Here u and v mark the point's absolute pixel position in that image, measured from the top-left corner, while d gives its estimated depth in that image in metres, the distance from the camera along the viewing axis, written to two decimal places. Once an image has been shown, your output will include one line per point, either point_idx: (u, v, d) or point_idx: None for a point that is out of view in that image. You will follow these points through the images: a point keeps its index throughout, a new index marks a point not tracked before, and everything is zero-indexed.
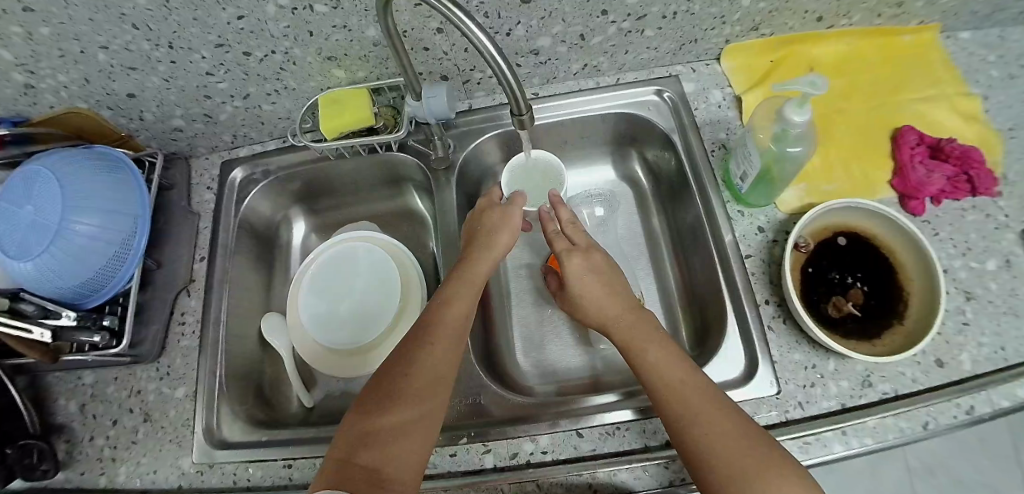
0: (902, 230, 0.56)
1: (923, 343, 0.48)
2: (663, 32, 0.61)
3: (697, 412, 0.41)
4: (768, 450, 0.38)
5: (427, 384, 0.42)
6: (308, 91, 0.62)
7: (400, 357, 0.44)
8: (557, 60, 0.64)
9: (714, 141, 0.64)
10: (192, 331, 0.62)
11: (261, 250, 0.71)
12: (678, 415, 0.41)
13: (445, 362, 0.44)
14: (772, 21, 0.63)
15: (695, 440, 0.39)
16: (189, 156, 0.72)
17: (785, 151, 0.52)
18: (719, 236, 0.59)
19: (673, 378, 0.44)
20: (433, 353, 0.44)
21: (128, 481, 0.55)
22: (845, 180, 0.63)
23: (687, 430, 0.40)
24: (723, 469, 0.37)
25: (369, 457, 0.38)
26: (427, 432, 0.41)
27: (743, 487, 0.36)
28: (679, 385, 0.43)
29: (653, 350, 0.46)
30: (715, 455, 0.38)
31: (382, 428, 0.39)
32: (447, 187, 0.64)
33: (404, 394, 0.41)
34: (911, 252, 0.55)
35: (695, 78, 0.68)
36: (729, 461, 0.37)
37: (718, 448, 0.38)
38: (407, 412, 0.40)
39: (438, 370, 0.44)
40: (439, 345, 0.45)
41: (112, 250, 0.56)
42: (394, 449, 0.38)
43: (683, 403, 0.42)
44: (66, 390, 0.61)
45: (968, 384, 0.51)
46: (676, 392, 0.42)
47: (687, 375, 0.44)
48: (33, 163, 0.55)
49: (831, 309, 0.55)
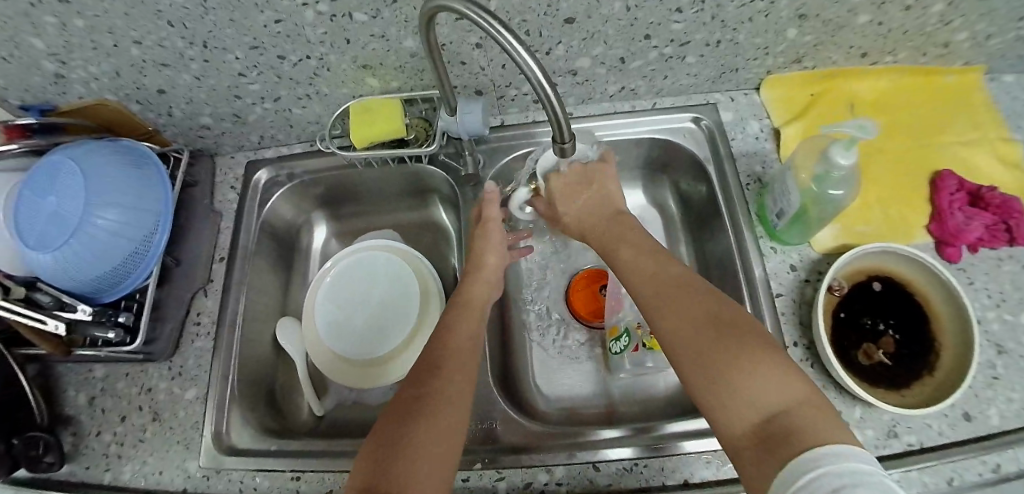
0: (946, 285, 0.54)
1: (954, 398, 0.47)
2: (705, 60, 0.60)
3: (676, 311, 0.39)
4: (756, 342, 0.34)
5: (447, 395, 0.41)
6: (339, 98, 0.61)
7: (414, 382, 0.43)
8: (595, 82, 0.62)
9: (750, 174, 0.62)
10: (207, 332, 0.61)
11: (280, 253, 0.70)
12: (661, 318, 0.40)
13: (460, 386, 0.43)
14: (815, 55, 0.62)
15: (673, 341, 0.38)
16: (215, 154, 0.71)
17: (825, 193, 0.51)
18: (750, 270, 0.58)
19: (656, 282, 0.43)
20: (449, 374, 0.43)
21: (132, 480, 0.55)
22: (882, 221, 0.61)
23: (666, 334, 0.39)
24: (700, 368, 0.35)
25: (396, 473, 0.35)
26: (446, 454, 0.38)
27: (719, 386, 0.33)
28: (660, 288, 0.42)
29: (627, 252, 0.48)
30: (692, 356, 0.36)
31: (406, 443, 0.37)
32: (474, 203, 0.62)
33: (416, 405, 0.40)
34: (951, 308, 0.53)
35: (733, 107, 0.67)
36: (704, 360, 0.35)
37: (693, 346, 0.36)
38: (429, 429, 0.38)
39: (450, 392, 0.42)
40: (453, 364, 0.44)
41: (132, 246, 0.55)
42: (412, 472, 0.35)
43: (662, 306, 0.40)
44: (77, 382, 0.61)
45: (996, 439, 0.49)
46: (660, 297, 0.41)
47: (670, 274, 0.43)
48: (56, 154, 0.55)
49: (862, 357, 0.54)
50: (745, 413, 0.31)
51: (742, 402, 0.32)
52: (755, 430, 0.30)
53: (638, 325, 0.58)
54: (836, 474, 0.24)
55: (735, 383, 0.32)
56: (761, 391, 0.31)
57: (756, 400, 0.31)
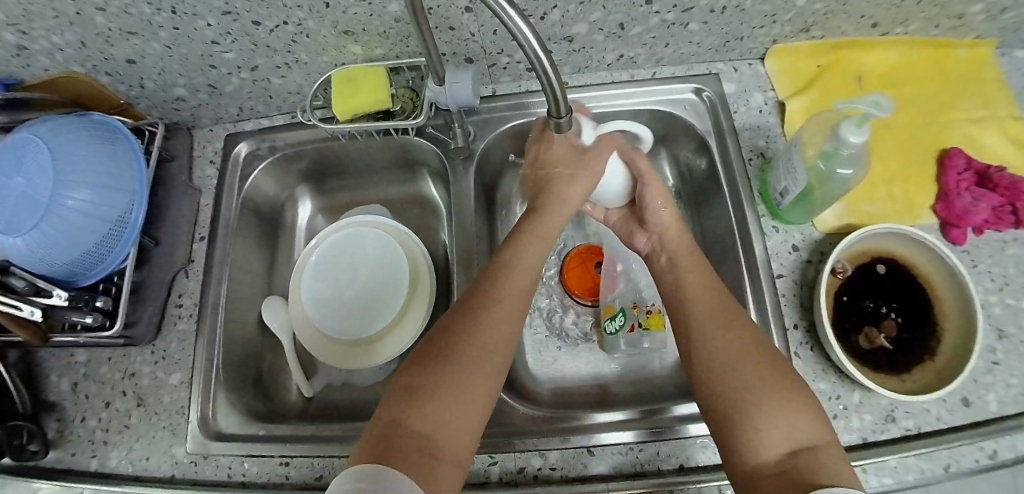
0: (952, 271, 0.52)
1: (954, 384, 0.46)
2: (709, 27, 0.57)
3: (722, 331, 0.39)
4: (794, 380, 0.35)
5: (496, 332, 0.39)
6: (321, 66, 0.57)
7: (467, 312, 0.40)
8: (592, 49, 0.59)
9: (753, 148, 0.60)
10: (189, 314, 0.59)
11: (264, 230, 0.67)
12: (703, 334, 0.40)
13: (509, 324, 0.40)
14: (824, 24, 0.59)
15: (710, 357, 0.38)
16: (192, 127, 0.67)
17: (832, 171, 0.49)
18: (750, 249, 0.56)
19: (706, 299, 0.42)
20: (493, 320, 0.40)
21: (120, 466, 0.54)
22: (887, 200, 0.59)
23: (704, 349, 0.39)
24: (735, 390, 0.35)
25: (427, 414, 0.34)
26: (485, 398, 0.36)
27: (752, 410, 0.34)
28: (707, 306, 0.42)
29: (691, 272, 0.46)
30: (730, 377, 0.36)
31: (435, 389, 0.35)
32: (464, 177, 0.59)
33: (464, 340, 0.38)
34: (955, 297, 0.52)
35: (736, 78, 0.64)
36: (742, 383, 0.35)
37: (737, 368, 0.36)
38: (465, 380, 0.36)
39: (501, 334, 0.39)
40: (501, 317, 0.40)
41: (107, 228, 0.52)
42: (446, 415, 0.34)
43: (709, 322, 0.40)
44: (59, 367, 0.59)
45: (993, 425, 0.49)
46: (706, 313, 0.41)
47: (719, 299, 0.42)
48: (23, 131, 0.52)
49: (862, 340, 0.53)
50: (772, 444, 0.32)
51: (773, 432, 0.32)
52: (778, 461, 0.31)
53: (634, 305, 0.60)
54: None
55: (769, 412, 0.33)
56: (795, 425, 0.32)
57: (787, 434, 0.32)
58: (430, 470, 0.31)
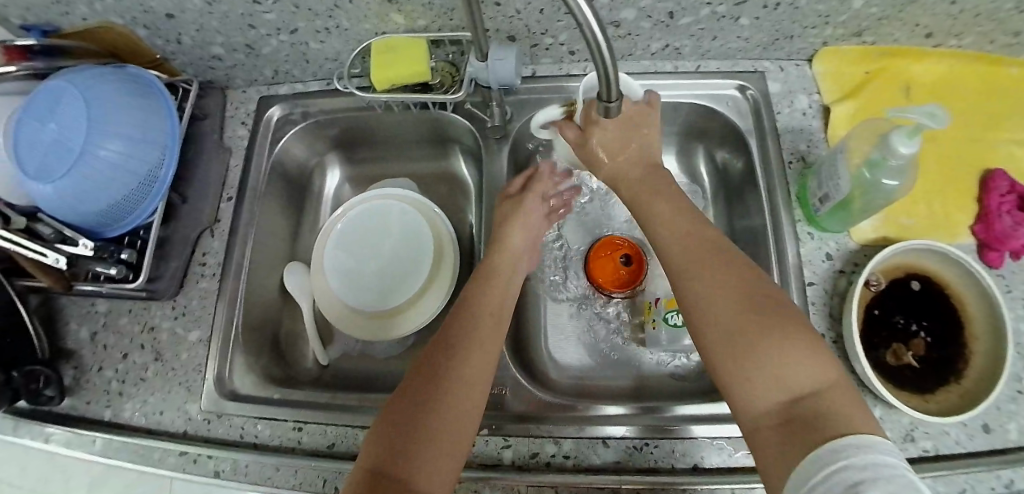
0: (982, 291, 0.50)
1: (981, 408, 0.45)
2: (759, 23, 0.55)
3: (711, 283, 0.37)
4: (790, 325, 0.34)
5: (469, 372, 0.39)
6: (361, 34, 0.56)
7: (439, 350, 0.40)
8: (638, 36, 0.58)
9: (793, 151, 0.58)
10: (212, 274, 0.59)
11: (291, 196, 0.67)
12: (691, 286, 0.38)
13: (481, 361, 0.40)
14: (879, 30, 0.57)
15: (701, 314, 0.37)
16: (225, 86, 0.67)
17: (877, 181, 0.47)
18: (782, 252, 0.55)
19: (688, 248, 0.40)
20: (466, 364, 0.39)
21: (133, 417, 0.55)
22: (927, 215, 0.57)
23: (692, 305, 0.37)
24: (733, 343, 0.34)
25: (404, 462, 0.34)
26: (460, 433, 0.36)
27: (747, 358, 0.33)
28: (692, 256, 0.39)
29: (660, 206, 0.44)
30: (723, 330, 0.35)
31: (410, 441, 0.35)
32: (497, 157, 0.59)
33: (437, 382, 0.38)
34: (987, 323, 0.50)
35: (782, 78, 0.62)
36: (739, 336, 0.34)
37: (723, 314, 0.35)
38: (440, 427, 0.36)
39: (473, 368, 0.39)
40: (474, 358, 0.40)
41: (137, 181, 0.52)
42: (419, 455, 0.34)
43: (694, 276, 0.38)
44: (79, 315, 0.60)
45: (1014, 454, 0.47)
46: (694, 265, 0.39)
47: (700, 237, 0.41)
48: (57, 78, 0.51)
49: (889, 357, 0.52)
50: (773, 396, 0.32)
51: (772, 384, 0.32)
52: (781, 410, 0.31)
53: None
54: (861, 467, 0.25)
55: (768, 363, 0.32)
56: (795, 376, 0.32)
57: (787, 385, 0.32)
58: None
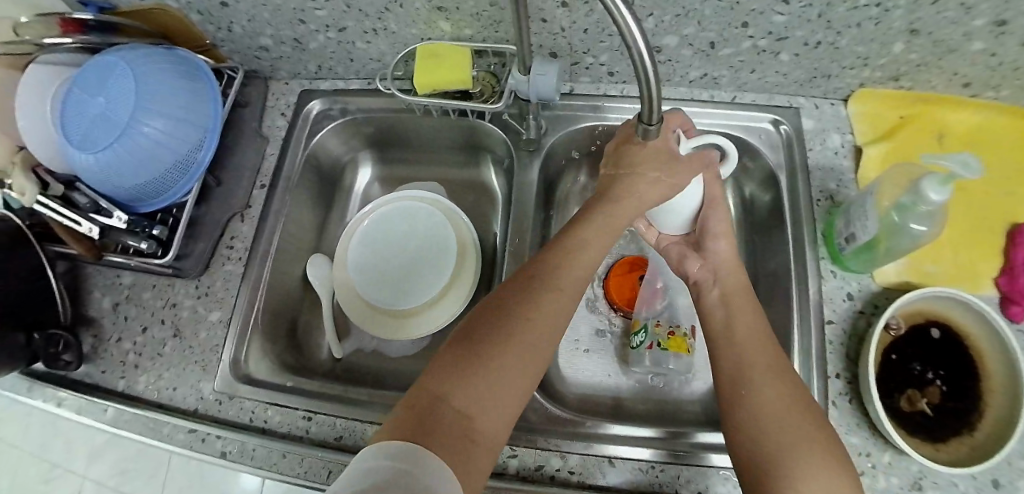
0: (1004, 345, 0.49)
1: (987, 461, 0.44)
2: (799, 60, 0.56)
3: (767, 384, 0.38)
4: (835, 449, 0.34)
5: (546, 323, 0.38)
6: (407, 38, 0.57)
7: (520, 295, 0.39)
8: (677, 63, 0.59)
9: (823, 190, 0.58)
10: (238, 257, 0.60)
11: (321, 188, 0.68)
12: (742, 394, 0.38)
13: (556, 319, 0.39)
14: (916, 76, 0.57)
15: (747, 417, 0.37)
16: (269, 77, 0.69)
17: (905, 225, 0.47)
18: (804, 289, 0.55)
19: (753, 343, 0.41)
20: (542, 319, 0.38)
21: (146, 391, 0.55)
22: (950, 264, 0.57)
23: (748, 400, 0.38)
24: (778, 449, 0.34)
25: (468, 396, 0.32)
26: (522, 386, 0.35)
27: (784, 477, 0.32)
28: (754, 353, 0.40)
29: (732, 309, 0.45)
30: (775, 431, 0.35)
31: (474, 378, 0.33)
32: (528, 168, 0.60)
33: (516, 332, 0.36)
34: (1008, 379, 0.48)
35: (816, 116, 0.62)
36: (778, 444, 0.34)
37: (765, 426, 0.35)
38: (507, 372, 0.35)
39: (548, 327, 0.38)
40: (551, 315, 0.39)
41: (174, 160, 0.54)
42: (484, 397, 0.33)
43: (756, 371, 0.39)
44: (104, 286, 0.61)
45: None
46: (756, 362, 0.40)
47: (759, 347, 0.41)
48: (111, 54, 0.53)
49: (903, 402, 0.52)
50: None
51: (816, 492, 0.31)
52: None
53: (657, 323, 0.57)
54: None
55: (815, 469, 0.32)
56: None
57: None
58: (468, 455, 0.30)
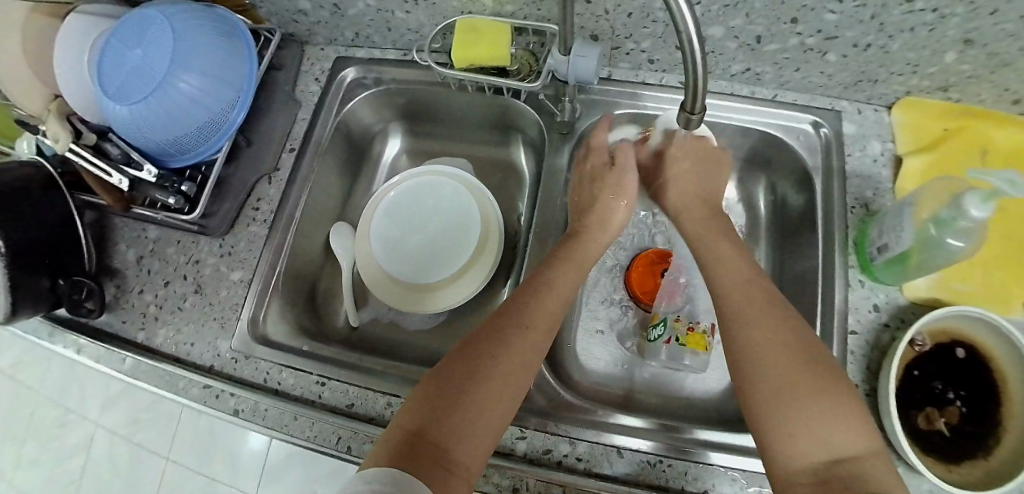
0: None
1: (1003, 487, 0.43)
2: (846, 62, 0.54)
3: (763, 336, 0.39)
4: (837, 381, 0.36)
5: (523, 355, 0.40)
6: (447, 10, 0.57)
7: (499, 326, 0.41)
8: (720, 56, 0.57)
9: (858, 198, 0.57)
10: (263, 219, 0.60)
11: (349, 157, 0.68)
12: (741, 335, 0.41)
13: (535, 349, 0.41)
14: (967, 87, 0.55)
15: (747, 358, 0.39)
16: (305, 42, 0.69)
17: (942, 240, 0.45)
18: (830, 296, 0.54)
19: (748, 298, 0.43)
20: (522, 349, 0.40)
21: (165, 344, 0.56)
22: (984, 283, 0.55)
23: (745, 345, 0.40)
24: (776, 399, 0.36)
25: (446, 428, 0.34)
26: (501, 411, 0.37)
27: (788, 410, 0.35)
28: (753, 307, 0.42)
29: (722, 256, 0.48)
30: (773, 377, 0.37)
31: (457, 406, 0.36)
32: (558, 152, 0.59)
33: (494, 361, 0.38)
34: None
35: (858, 120, 0.61)
36: (779, 383, 0.36)
37: (766, 363, 0.38)
38: (487, 400, 0.36)
39: (526, 357, 0.40)
40: (531, 340, 0.41)
41: (206, 118, 0.54)
42: (462, 427, 0.35)
43: (750, 316, 0.41)
44: (129, 238, 0.62)
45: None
46: (749, 308, 0.42)
47: (755, 292, 0.43)
48: (151, 8, 0.53)
49: (920, 419, 0.51)
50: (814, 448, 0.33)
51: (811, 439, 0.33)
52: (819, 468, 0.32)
53: (677, 318, 0.56)
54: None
55: (810, 420, 0.34)
56: (837, 433, 0.33)
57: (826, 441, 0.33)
58: (445, 484, 0.32)
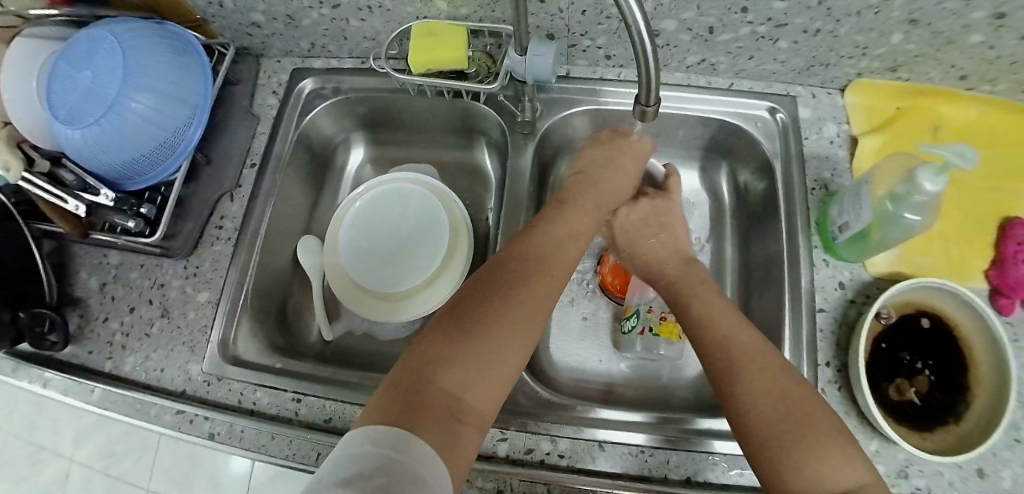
0: (993, 338, 0.49)
1: (975, 452, 0.44)
2: (798, 47, 0.56)
3: (752, 375, 0.36)
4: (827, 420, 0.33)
5: (537, 300, 0.37)
6: (402, 16, 0.56)
7: (512, 272, 0.38)
8: (675, 48, 0.58)
9: (817, 179, 0.58)
10: (227, 238, 0.59)
11: (313, 169, 0.67)
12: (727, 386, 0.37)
13: (546, 295, 0.39)
14: (914, 66, 0.57)
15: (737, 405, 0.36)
16: (261, 55, 0.68)
17: (899, 215, 0.47)
18: (796, 278, 0.55)
19: (730, 333, 0.40)
20: (535, 296, 0.37)
21: (133, 372, 0.55)
22: (941, 255, 0.57)
23: (734, 387, 0.37)
24: (765, 437, 0.33)
25: (458, 375, 0.31)
26: (514, 362, 0.35)
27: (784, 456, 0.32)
28: (734, 342, 0.39)
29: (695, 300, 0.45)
30: (767, 421, 0.33)
31: (464, 358, 0.32)
32: (523, 152, 0.59)
33: (509, 306, 0.36)
34: (994, 374, 0.49)
35: (813, 104, 0.62)
36: (771, 425, 0.33)
37: (757, 406, 0.35)
38: (503, 346, 0.34)
39: (538, 304, 0.37)
40: (539, 294, 0.38)
41: (163, 137, 0.53)
42: (476, 376, 0.32)
43: (735, 359, 0.38)
44: (90, 265, 0.60)
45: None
46: (731, 349, 0.39)
47: (736, 331, 0.40)
48: (98, 28, 0.52)
49: (892, 391, 0.52)
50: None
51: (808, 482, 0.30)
52: None
53: (649, 308, 0.56)
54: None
55: (814, 464, 0.31)
56: (835, 473, 0.30)
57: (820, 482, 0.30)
58: (455, 435, 0.29)
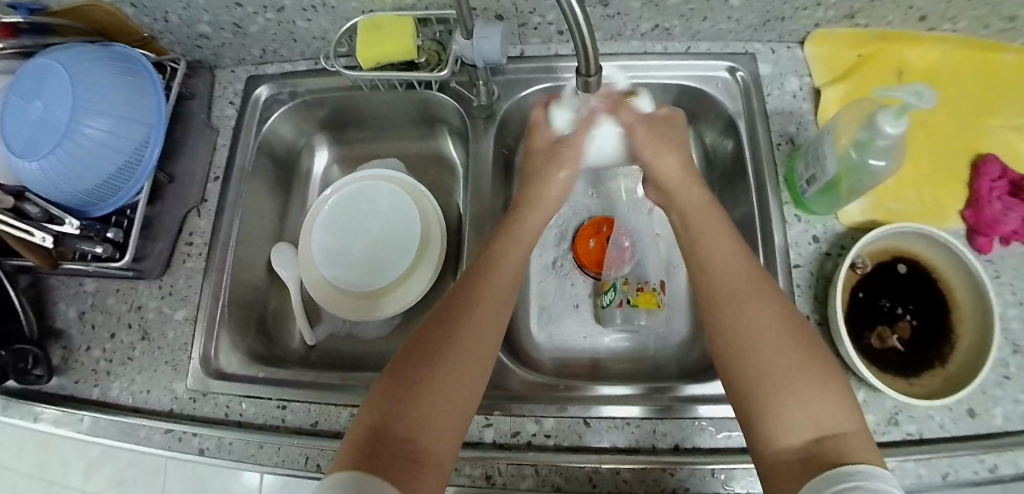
0: (978, 289, 0.49)
1: (964, 392, 0.44)
2: (750, 3, 0.55)
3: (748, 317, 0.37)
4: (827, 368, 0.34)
5: (477, 329, 0.39)
6: (348, 12, 0.55)
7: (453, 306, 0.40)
8: (626, 16, 0.57)
9: (782, 134, 0.58)
10: (198, 253, 0.59)
11: (279, 175, 0.67)
12: (726, 319, 0.38)
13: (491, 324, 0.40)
14: (871, 11, 0.55)
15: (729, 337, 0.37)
16: (214, 66, 0.67)
17: (864, 162, 0.46)
18: (769, 235, 0.55)
19: (725, 277, 0.40)
20: (472, 327, 0.39)
21: (121, 396, 0.55)
22: (914, 199, 0.56)
23: (730, 324, 0.37)
24: (763, 373, 0.34)
25: (410, 417, 0.34)
26: (464, 399, 0.36)
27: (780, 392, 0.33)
28: (732, 282, 0.39)
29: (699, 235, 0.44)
30: (760, 359, 0.35)
31: (415, 400, 0.35)
32: (484, 137, 0.59)
33: (453, 341, 0.38)
34: (977, 322, 0.48)
35: (772, 60, 0.62)
36: (765, 363, 0.34)
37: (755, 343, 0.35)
38: (449, 385, 0.36)
39: (478, 334, 0.39)
40: (479, 326, 0.39)
41: (121, 160, 0.52)
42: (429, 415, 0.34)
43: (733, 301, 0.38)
44: (68, 295, 0.60)
45: (996, 440, 0.47)
46: (729, 285, 0.39)
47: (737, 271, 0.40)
48: (47, 56, 0.51)
49: (874, 340, 0.51)
50: (797, 429, 0.31)
51: (799, 415, 0.32)
52: (804, 445, 0.31)
53: (626, 281, 0.56)
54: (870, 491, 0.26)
55: (805, 402, 0.32)
56: (818, 412, 0.32)
57: (814, 420, 0.31)
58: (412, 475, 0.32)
